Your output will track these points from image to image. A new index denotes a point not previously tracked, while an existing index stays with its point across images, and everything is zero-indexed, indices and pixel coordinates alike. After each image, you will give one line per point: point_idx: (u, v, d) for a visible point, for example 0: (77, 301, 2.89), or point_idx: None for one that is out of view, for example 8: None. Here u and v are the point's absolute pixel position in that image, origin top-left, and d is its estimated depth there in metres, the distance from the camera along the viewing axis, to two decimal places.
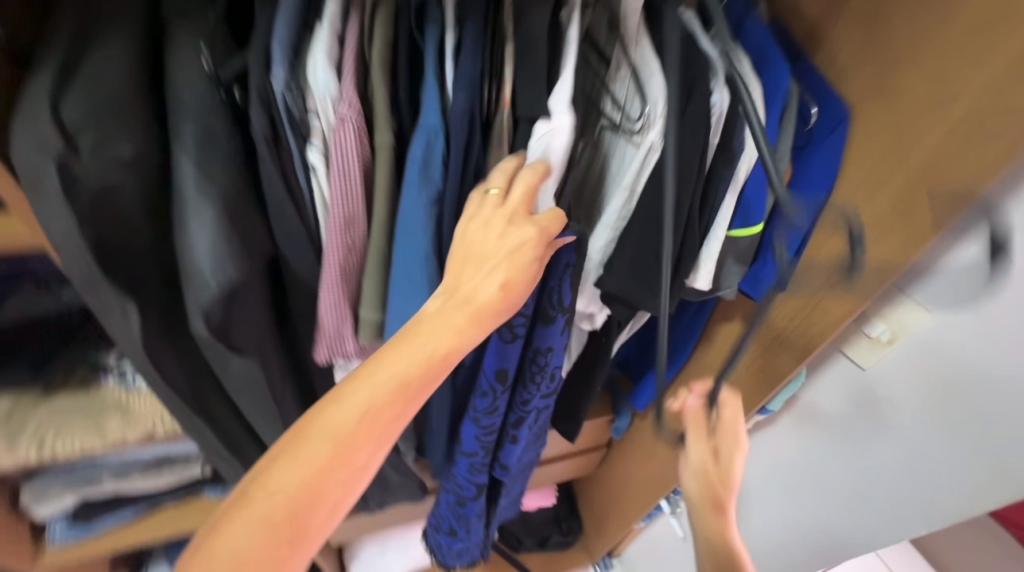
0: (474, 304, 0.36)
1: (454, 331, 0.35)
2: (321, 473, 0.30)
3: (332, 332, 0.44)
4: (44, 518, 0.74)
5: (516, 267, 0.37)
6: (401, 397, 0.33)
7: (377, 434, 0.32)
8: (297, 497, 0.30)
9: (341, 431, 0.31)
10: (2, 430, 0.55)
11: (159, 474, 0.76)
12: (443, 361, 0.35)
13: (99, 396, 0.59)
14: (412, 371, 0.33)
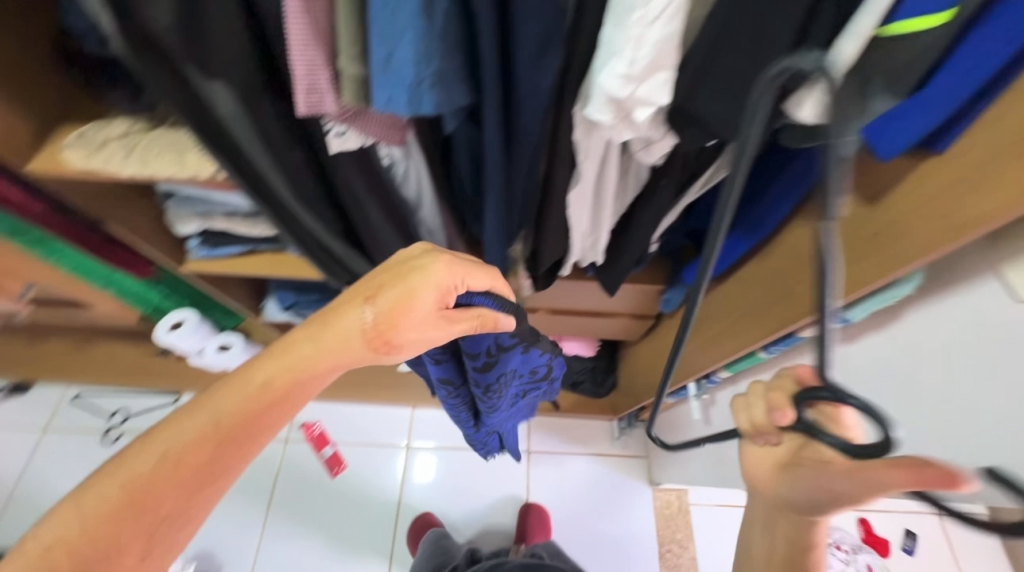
0: (374, 321, 0.50)
1: (327, 354, 0.49)
2: (184, 458, 0.43)
3: (309, 81, 0.43)
4: (183, 234, 0.97)
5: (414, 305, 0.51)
6: (304, 373, 0.48)
7: (234, 431, 0.45)
8: (156, 471, 0.42)
9: (208, 426, 0.44)
10: (122, 144, 0.68)
11: (253, 224, 0.94)
12: (297, 382, 0.48)
13: (185, 134, 0.70)
14: (266, 390, 0.46)
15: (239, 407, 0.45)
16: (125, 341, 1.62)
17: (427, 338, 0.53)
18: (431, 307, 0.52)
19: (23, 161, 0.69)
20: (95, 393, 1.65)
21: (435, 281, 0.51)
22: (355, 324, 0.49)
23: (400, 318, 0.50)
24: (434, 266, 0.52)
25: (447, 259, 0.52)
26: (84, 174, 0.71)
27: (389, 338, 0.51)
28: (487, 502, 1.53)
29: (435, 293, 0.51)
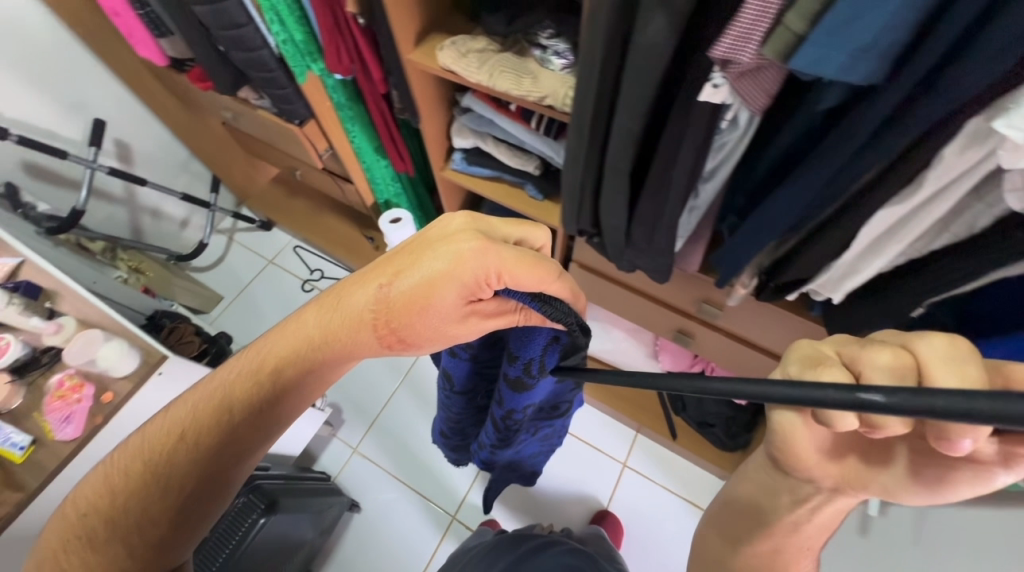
0: (385, 306, 0.55)
1: (352, 324, 0.56)
2: (245, 387, 0.55)
3: (744, 29, 0.45)
4: (454, 147, 1.17)
5: (425, 294, 0.54)
6: (310, 351, 0.56)
7: (276, 367, 0.55)
8: (222, 392, 0.55)
9: (260, 363, 0.56)
10: (479, 58, 0.84)
11: (512, 156, 1.10)
12: (331, 338, 0.56)
13: (526, 63, 0.83)
14: (311, 338, 0.56)
15: (254, 375, 0.55)
16: (345, 220, 1.99)
17: (452, 327, 0.57)
18: (454, 301, 0.55)
19: (408, 52, 0.90)
20: (309, 250, 2.07)
21: (470, 277, 0.53)
22: (364, 304, 0.55)
23: (423, 293, 0.54)
24: (466, 237, 0.54)
25: (474, 258, 0.53)
26: (439, 73, 0.89)
27: (394, 323, 0.55)
28: (571, 489, 1.59)
29: (459, 291, 0.54)
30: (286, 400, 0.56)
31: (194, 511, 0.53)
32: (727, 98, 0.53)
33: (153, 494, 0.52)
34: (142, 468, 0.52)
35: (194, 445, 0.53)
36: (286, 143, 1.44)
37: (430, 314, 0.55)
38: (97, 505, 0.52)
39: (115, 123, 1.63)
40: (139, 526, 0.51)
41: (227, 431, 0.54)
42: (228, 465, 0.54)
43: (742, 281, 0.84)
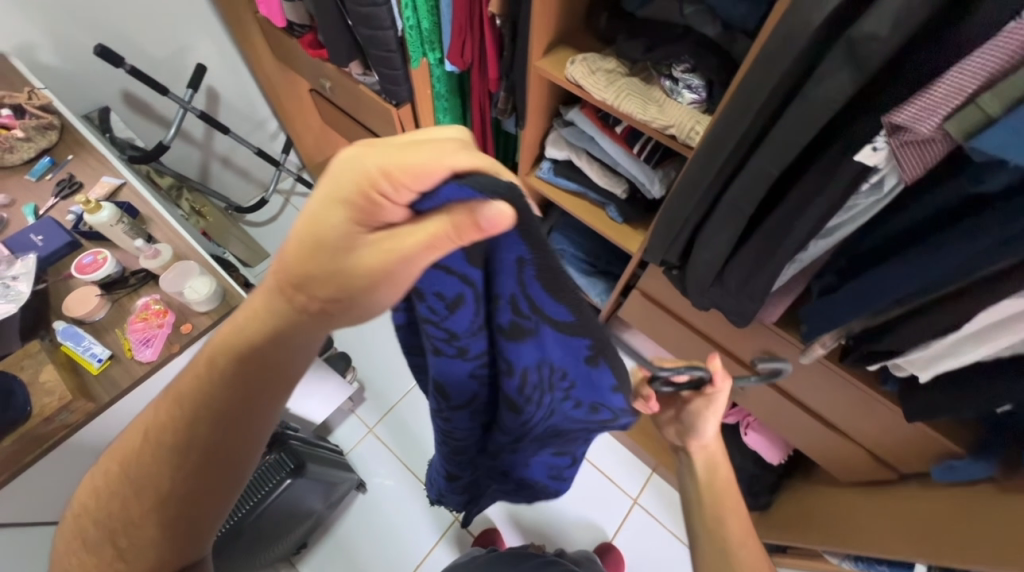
0: (285, 263, 0.40)
1: (273, 287, 0.43)
2: (191, 391, 0.46)
3: (931, 102, 0.47)
4: (545, 156, 1.21)
5: (318, 235, 0.38)
6: (233, 332, 0.44)
7: (214, 370, 0.45)
8: (176, 394, 0.47)
9: (202, 362, 0.46)
10: (607, 77, 0.88)
11: (601, 175, 1.12)
12: (257, 309, 0.44)
13: (652, 90, 0.87)
14: (243, 329, 0.44)
15: (194, 370, 0.46)
16: None
17: (382, 271, 0.38)
18: (359, 233, 0.37)
19: (537, 58, 0.94)
20: None
21: (350, 187, 0.36)
22: (274, 263, 0.42)
23: (314, 233, 0.38)
24: (344, 152, 0.37)
25: (349, 170, 0.36)
26: (563, 84, 0.93)
27: (306, 275, 0.40)
28: (578, 515, 1.56)
29: (348, 212, 0.36)
30: (230, 392, 0.45)
31: (174, 519, 0.48)
32: (881, 163, 0.54)
33: (139, 495, 0.48)
34: (121, 470, 0.49)
35: (165, 449, 0.47)
36: (376, 122, 1.49)
37: (350, 251, 0.38)
38: (96, 502, 0.51)
39: (214, 70, 1.70)
40: (129, 528, 0.48)
41: (188, 438, 0.46)
42: (194, 472, 0.47)
43: (824, 343, 0.84)
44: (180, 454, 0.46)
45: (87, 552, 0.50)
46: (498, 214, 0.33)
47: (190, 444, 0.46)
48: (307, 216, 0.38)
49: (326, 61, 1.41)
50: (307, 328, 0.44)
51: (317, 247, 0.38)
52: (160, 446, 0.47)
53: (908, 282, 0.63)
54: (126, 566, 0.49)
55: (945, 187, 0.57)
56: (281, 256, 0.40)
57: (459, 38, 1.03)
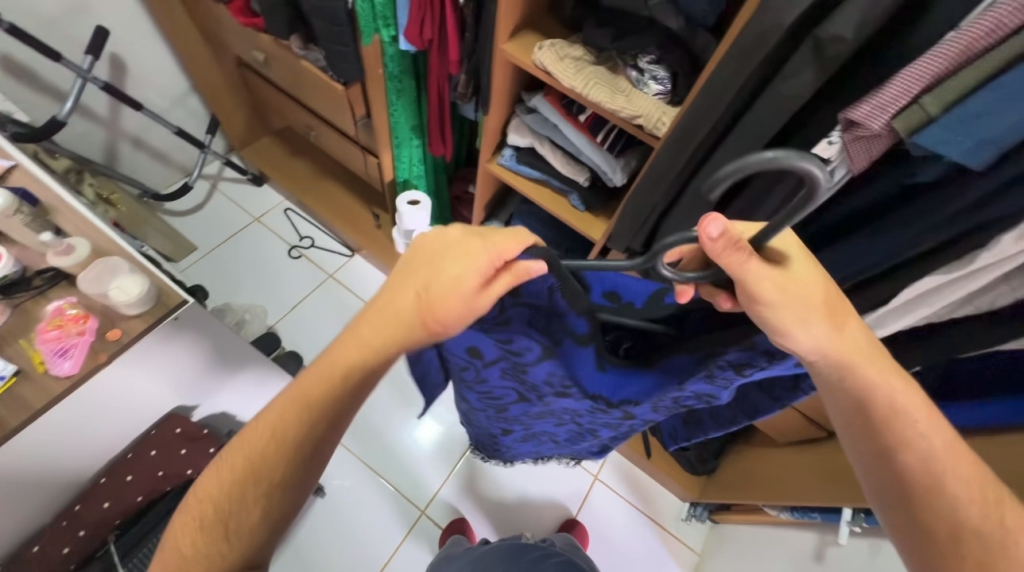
0: (426, 302, 0.48)
1: (405, 323, 0.49)
2: (324, 383, 0.51)
3: (882, 101, 0.52)
4: (507, 142, 1.20)
5: (455, 293, 0.47)
6: (372, 356, 0.50)
7: (350, 368, 0.50)
8: (307, 390, 0.51)
9: (334, 358, 0.51)
10: (576, 64, 0.88)
11: (565, 164, 1.12)
12: (387, 341, 0.49)
13: (618, 80, 0.88)
14: (376, 344, 0.49)
15: (333, 368, 0.51)
16: (348, 191, 1.90)
17: (475, 312, 0.48)
18: (476, 287, 0.47)
19: (502, 41, 0.93)
20: (301, 215, 1.94)
21: (481, 258, 0.47)
22: (410, 308, 0.49)
23: (443, 288, 0.47)
24: (478, 244, 0.48)
25: (483, 247, 0.48)
26: (531, 70, 0.92)
27: (436, 314, 0.48)
28: (542, 495, 1.60)
29: (479, 275, 0.47)
30: (359, 396, 0.52)
31: (284, 500, 0.52)
32: (835, 156, 0.60)
33: (258, 479, 0.51)
34: (238, 458, 0.51)
35: (294, 434, 0.51)
36: (322, 103, 1.38)
37: (470, 299, 0.47)
38: (207, 492, 0.52)
39: (116, 34, 1.46)
40: (239, 511, 0.51)
41: (318, 422, 0.51)
42: (312, 457, 0.52)
43: None
44: (306, 437, 0.51)
45: (185, 543, 0.50)
46: (542, 264, 0.49)
47: (316, 425, 0.51)
48: (429, 272, 0.48)
49: (261, 31, 1.27)
50: (405, 342, 0.50)
51: (448, 299, 0.47)
52: (285, 433, 0.51)
53: (850, 263, 0.70)
54: (226, 550, 0.50)
55: (884, 177, 0.64)
56: (421, 303, 0.48)
57: (419, 15, 0.98)
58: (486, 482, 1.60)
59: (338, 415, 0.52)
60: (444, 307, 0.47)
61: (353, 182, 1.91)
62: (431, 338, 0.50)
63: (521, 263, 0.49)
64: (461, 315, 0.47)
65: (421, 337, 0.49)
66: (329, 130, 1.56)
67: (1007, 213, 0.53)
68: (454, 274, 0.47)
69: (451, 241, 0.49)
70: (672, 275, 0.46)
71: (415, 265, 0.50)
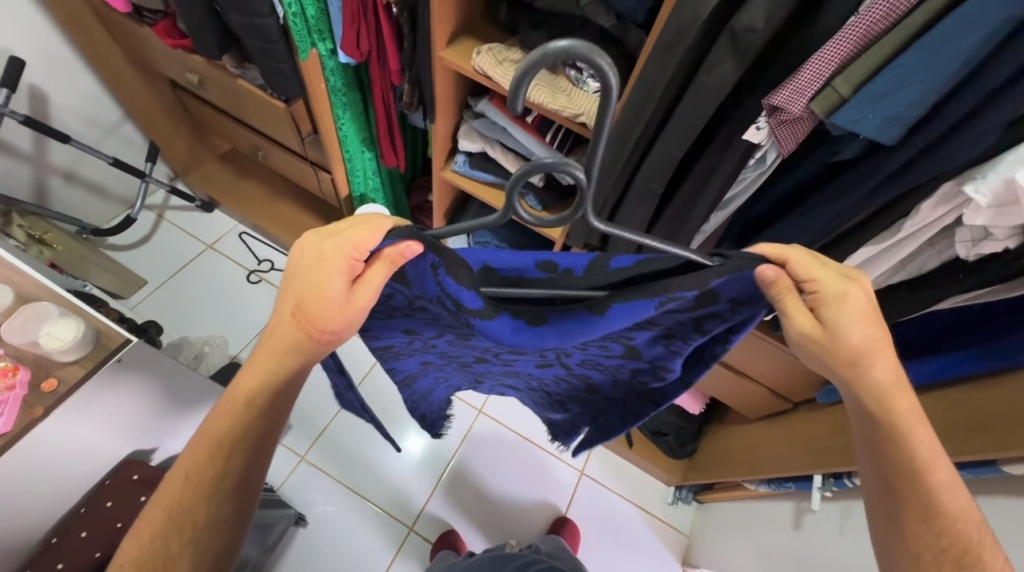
0: (302, 313, 0.48)
1: (287, 340, 0.49)
2: (227, 423, 0.51)
3: (799, 85, 0.54)
4: (458, 148, 1.19)
5: (317, 297, 0.47)
6: (272, 376, 0.50)
7: (249, 401, 0.51)
8: (212, 433, 0.51)
9: (232, 395, 0.51)
10: (515, 67, 0.89)
11: (518, 165, 1.13)
12: (276, 359, 0.50)
13: (558, 79, 0.89)
14: (266, 369, 0.50)
15: (234, 407, 0.51)
16: (304, 210, 1.84)
17: (359, 310, 0.47)
18: (345, 288, 0.46)
19: (440, 49, 0.92)
20: (257, 238, 1.87)
21: (336, 261, 0.45)
22: (287, 322, 0.49)
23: (317, 300, 0.47)
24: (330, 245, 0.46)
25: (334, 247, 0.46)
26: (472, 75, 0.92)
27: (315, 321, 0.48)
28: (531, 497, 1.60)
29: (340, 276, 0.46)
30: (269, 421, 0.53)
31: (212, 548, 0.50)
32: (765, 140, 0.62)
33: (178, 534, 0.49)
34: (156, 519, 0.50)
35: (206, 481, 0.50)
36: (265, 122, 1.34)
37: (338, 306, 0.47)
38: (127, 557, 0.49)
39: (34, 64, 1.38)
40: (163, 569, 0.48)
41: (230, 463, 0.51)
42: (232, 495, 0.51)
43: None
44: (220, 481, 0.51)
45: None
46: (411, 245, 0.44)
47: (229, 466, 0.51)
48: (297, 281, 0.48)
49: (192, 52, 1.22)
50: (293, 356, 0.50)
51: (319, 306, 0.47)
52: (198, 483, 0.50)
53: (792, 240, 0.73)
54: None
55: (813, 156, 0.67)
56: (298, 317, 0.48)
57: (353, 27, 0.96)
58: (473, 490, 1.58)
59: (247, 452, 0.52)
60: (318, 314, 0.47)
61: (308, 199, 1.86)
62: (324, 344, 0.50)
63: (378, 253, 0.45)
64: (331, 318, 0.47)
65: (306, 347, 0.50)
66: (277, 148, 1.51)
67: (923, 182, 0.57)
68: (313, 282, 0.47)
69: (307, 248, 0.47)
70: (530, 217, 0.48)
71: (290, 281, 0.49)
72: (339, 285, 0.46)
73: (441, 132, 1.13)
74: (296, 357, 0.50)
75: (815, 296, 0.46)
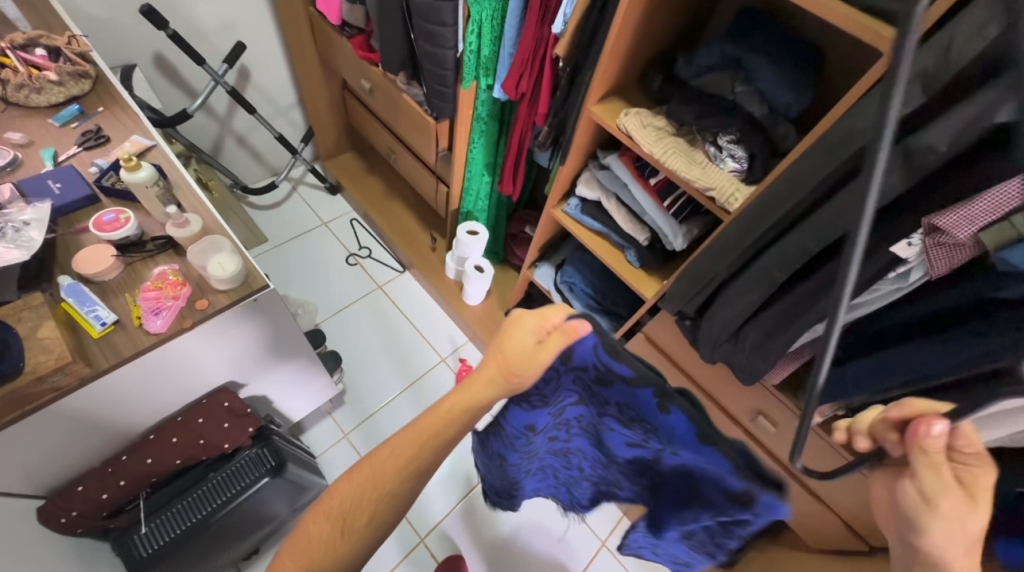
0: (503, 363, 0.52)
1: (487, 385, 0.53)
2: (445, 422, 0.54)
3: (972, 212, 0.54)
4: (575, 192, 1.27)
5: (520, 364, 0.52)
6: (473, 408, 0.54)
7: (463, 414, 0.54)
8: (428, 425, 0.55)
9: (452, 402, 0.54)
10: (656, 132, 0.94)
11: (628, 221, 1.17)
12: (482, 403, 0.54)
13: (695, 152, 0.93)
14: (465, 401, 0.54)
15: (451, 408, 0.54)
16: (411, 212, 2.02)
17: (540, 366, 0.52)
18: (533, 345, 0.52)
19: (591, 103, 1.00)
20: (364, 226, 2.07)
21: (530, 325, 0.52)
22: (489, 372, 0.53)
23: (513, 353, 0.52)
24: (522, 315, 0.52)
25: (530, 316, 0.52)
26: (615, 133, 0.99)
27: (516, 370, 0.52)
28: (547, 552, 1.53)
29: (532, 334, 0.52)
30: (464, 429, 0.56)
31: (394, 503, 0.56)
32: (914, 256, 0.61)
33: (377, 486, 0.55)
34: (363, 477, 0.55)
35: (414, 457, 0.55)
36: (411, 131, 1.51)
37: (536, 366, 0.52)
38: (333, 495, 0.56)
39: (250, 48, 1.69)
40: (355, 514, 0.55)
41: (434, 451, 0.55)
42: (422, 474, 0.57)
43: (822, 411, 0.88)
44: (423, 459, 0.55)
45: (316, 529, 0.55)
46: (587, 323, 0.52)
47: (429, 451, 0.55)
48: (494, 343, 0.53)
49: (374, 65, 1.44)
50: (485, 392, 0.54)
51: (520, 359, 0.52)
52: (407, 455, 0.55)
53: (923, 365, 0.68)
54: (340, 542, 0.55)
55: (966, 284, 0.63)
56: (496, 367, 0.53)
57: (518, 69, 1.10)
58: (491, 523, 1.55)
59: (445, 446, 0.56)
60: (519, 366, 0.52)
61: (417, 204, 2.04)
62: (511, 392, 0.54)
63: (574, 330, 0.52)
64: (523, 369, 0.52)
65: (501, 390, 0.54)
66: (410, 155, 1.69)
67: None
68: (513, 340, 0.52)
69: (511, 326, 0.52)
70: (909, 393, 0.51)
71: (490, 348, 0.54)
72: (531, 346, 0.52)
73: (565, 174, 1.21)
74: (488, 392, 0.54)
75: (956, 473, 0.43)
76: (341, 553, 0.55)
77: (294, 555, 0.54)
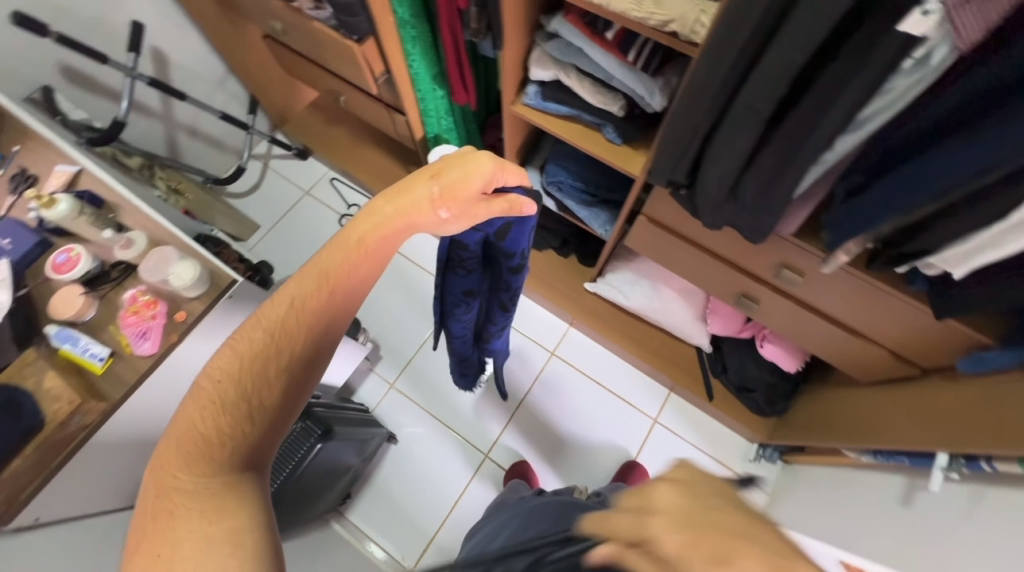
0: (441, 188, 0.64)
1: (420, 207, 0.64)
2: (345, 259, 0.59)
3: None
4: (530, 77, 1.09)
5: (452, 196, 0.64)
6: (390, 224, 0.62)
7: (370, 250, 0.61)
8: (327, 266, 0.58)
9: (358, 235, 0.60)
10: None
11: (595, 93, 1.01)
12: (398, 222, 0.63)
13: None
14: (388, 220, 0.61)
15: (348, 244, 0.60)
16: (385, 154, 1.90)
17: (468, 210, 0.66)
18: (477, 190, 0.67)
19: None
20: (346, 183, 1.99)
21: (483, 173, 0.67)
22: (425, 193, 0.63)
23: (459, 181, 0.65)
24: (483, 159, 0.67)
25: (484, 157, 0.68)
26: None
27: (449, 203, 0.64)
28: (603, 439, 1.62)
29: (482, 180, 0.66)
30: (372, 263, 0.61)
31: (307, 363, 0.56)
32: (932, 31, 0.47)
33: (280, 346, 0.54)
34: (254, 343, 0.54)
35: (311, 300, 0.56)
36: (343, 63, 1.34)
37: (460, 206, 0.65)
38: (221, 375, 0.52)
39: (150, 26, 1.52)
40: (258, 385, 0.52)
41: (334, 296, 0.58)
42: (327, 325, 0.57)
43: (847, 249, 0.78)
44: (324, 303, 0.57)
45: (204, 415, 0.50)
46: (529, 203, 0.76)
47: (329, 293, 0.57)
48: (442, 167, 0.65)
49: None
50: (415, 213, 0.64)
51: (457, 192, 0.65)
52: (306, 303, 0.56)
53: (959, 167, 0.56)
54: (246, 427, 0.51)
55: None
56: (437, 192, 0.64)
57: None
58: (546, 427, 1.65)
59: (346, 290, 0.59)
60: (454, 197, 0.65)
61: (388, 144, 1.91)
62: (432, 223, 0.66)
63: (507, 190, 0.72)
64: (448, 207, 0.65)
65: (426, 219, 0.65)
66: (356, 92, 1.53)
67: None
68: (460, 172, 0.65)
69: (461, 158, 0.65)
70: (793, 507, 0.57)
71: (439, 169, 0.66)
72: (460, 187, 0.65)
73: (511, 59, 1.03)
74: (415, 214, 0.64)
75: None
76: (248, 439, 0.50)
77: (182, 458, 0.47)
